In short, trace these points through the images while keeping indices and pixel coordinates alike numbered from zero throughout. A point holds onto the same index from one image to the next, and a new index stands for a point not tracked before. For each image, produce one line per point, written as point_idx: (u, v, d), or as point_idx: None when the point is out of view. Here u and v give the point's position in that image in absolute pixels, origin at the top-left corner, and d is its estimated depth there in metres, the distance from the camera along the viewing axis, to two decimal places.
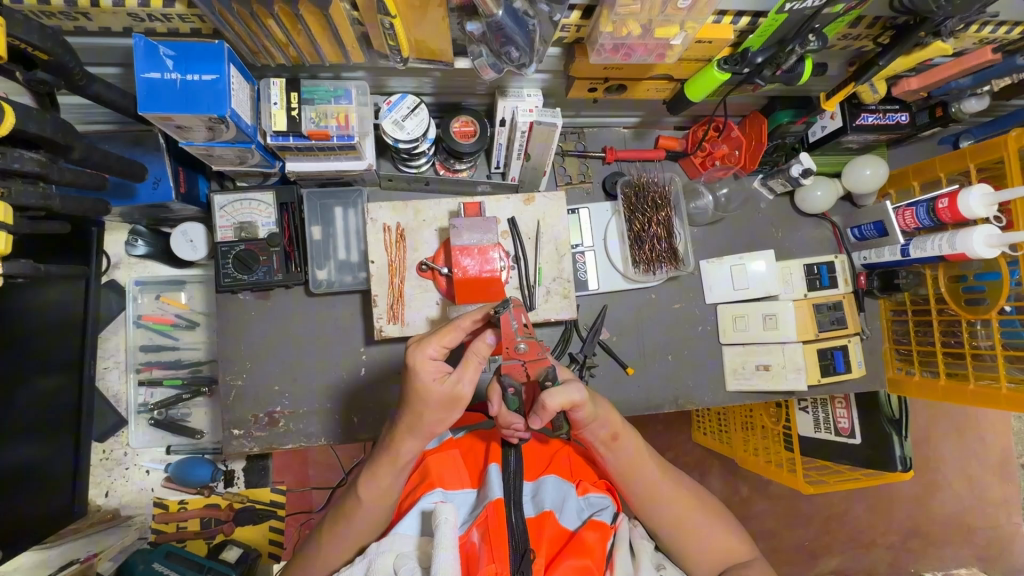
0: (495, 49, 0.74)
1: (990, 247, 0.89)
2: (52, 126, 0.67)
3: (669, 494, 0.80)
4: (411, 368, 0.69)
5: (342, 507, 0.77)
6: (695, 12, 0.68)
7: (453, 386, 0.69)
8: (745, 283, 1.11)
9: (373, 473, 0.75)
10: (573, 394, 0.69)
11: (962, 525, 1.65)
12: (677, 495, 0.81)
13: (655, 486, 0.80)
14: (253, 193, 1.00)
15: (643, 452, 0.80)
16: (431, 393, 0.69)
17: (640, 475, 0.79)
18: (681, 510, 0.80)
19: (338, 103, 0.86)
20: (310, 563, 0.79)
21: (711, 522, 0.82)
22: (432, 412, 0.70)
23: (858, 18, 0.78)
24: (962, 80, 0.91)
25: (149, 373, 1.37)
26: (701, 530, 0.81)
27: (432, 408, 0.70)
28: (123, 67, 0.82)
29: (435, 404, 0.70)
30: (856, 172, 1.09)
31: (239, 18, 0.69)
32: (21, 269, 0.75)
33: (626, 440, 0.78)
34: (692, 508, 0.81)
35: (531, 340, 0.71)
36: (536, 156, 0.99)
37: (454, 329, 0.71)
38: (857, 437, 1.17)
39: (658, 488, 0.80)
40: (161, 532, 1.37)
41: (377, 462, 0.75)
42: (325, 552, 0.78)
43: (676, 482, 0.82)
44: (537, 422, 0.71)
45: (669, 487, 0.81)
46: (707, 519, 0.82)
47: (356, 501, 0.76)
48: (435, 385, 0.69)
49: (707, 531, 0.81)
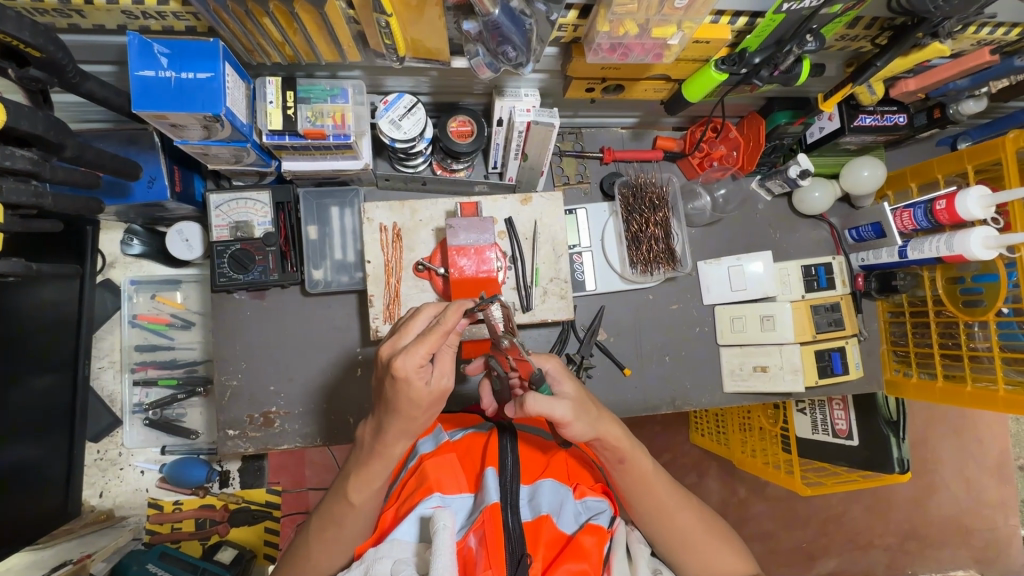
0: (492, 48, 0.74)
1: (988, 248, 0.89)
2: (44, 124, 0.66)
3: (672, 513, 0.78)
4: (398, 375, 0.64)
5: (332, 512, 0.76)
6: (691, 11, 0.68)
7: (438, 385, 0.67)
8: (743, 284, 1.11)
9: (363, 478, 0.73)
10: (557, 409, 0.68)
11: (959, 527, 1.65)
12: (680, 512, 0.79)
13: (657, 503, 0.78)
14: (249, 192, 0.99)
15: (649, 472, 0.78)
16: (421, 394, 0.66)
17: (642, 492, 0.78)
18: (682, 527, 0.79)
19: (335, 102, 0.85)
20: (302, 567, 0.78)
21: (712, 539, 0.80)
22: (421, 412, 0.68)
23: (856, 18, 0.78)
24: (961, 82, 0.90)
25: (144, 373, 1.36)
26: (701, 546, 0.79)
27: (423, 408, 0.67)
28: (117, 65, 0.82)
29: (427, 404, 0.67)
30: (854, 173, 1.09)
31: (233, 15, 0.68)
32: (13, 268, 0.74)
33: (633, 462, 0.76)
34: (693, 525, 0.79)
35: (513, 342, 0.73)
36: (534, 156, 0.98)
37: (437, 332, 0.64)
38: (855, 439, 1.16)
39: (661, 505, 0.78)
40: (155, 532, 1.36)
41: (366, 466, 0.73)
42: (316, 556, 0.77)
43: (681, 500, 0.80)
44: (512, 411, 0.74)
45: (673, 506, 0.79)
46: (708, 536, 0.80)
47: (347, 505, 0.75)
48: (425, 387, 0.66)
49: (706, 548, 0.79)
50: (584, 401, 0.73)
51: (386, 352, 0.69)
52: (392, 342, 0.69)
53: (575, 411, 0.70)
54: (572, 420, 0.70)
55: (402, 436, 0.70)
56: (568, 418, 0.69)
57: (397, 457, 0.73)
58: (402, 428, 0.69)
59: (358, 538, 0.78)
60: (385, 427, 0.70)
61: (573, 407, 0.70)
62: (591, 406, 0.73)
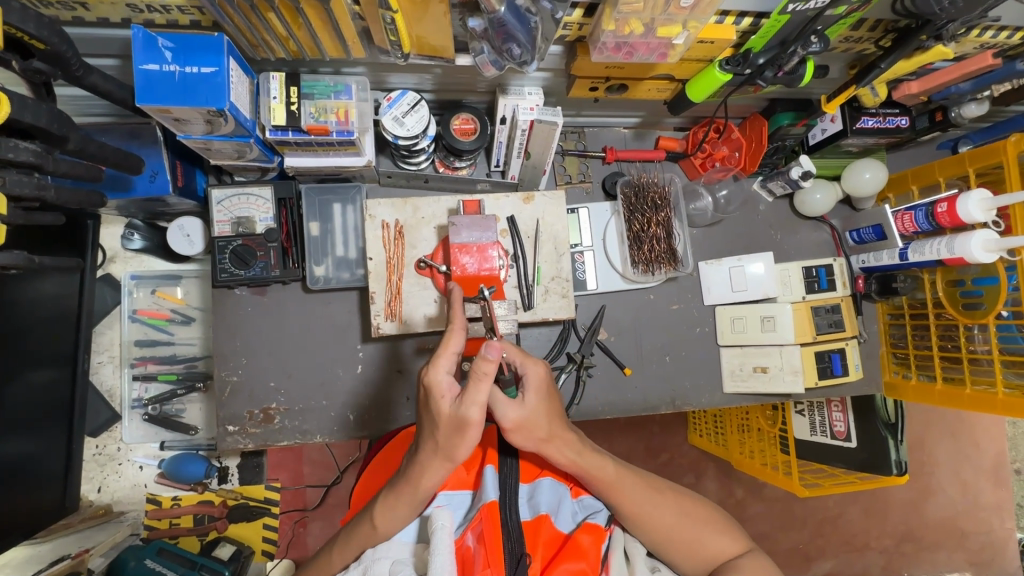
0: (497, 46, 0.74)
1: (989, 251, 0.89)
2: (48, 116, 0.66)
3: (649, 514, 0.77)
4: (430, 387, 0.69)
5: (357, 534, 0.75)
6: (697, 11, 0.68)
7: (462, 413, 0.66)
8: (744, 285, 1.11)
9: (391, 501, 0.73)
10: (507, 411, 0.72)
11: (955, 529, 1.65)
12: (657, 511, 0.77)
13: (629, 506, 0.77)
14: (252, 187, 0.99)
15: (611, 475, 0.77)
16: (446, 413, 0.67)
17: (613, 498, 0.77)
18: (665, 526, 0.77)
19: (339, 98, 0.86)
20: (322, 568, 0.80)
21: (696, 528, 0.79)
22: (444, 436, 0.68)
23: (860, 20, 0.78)
24: (963, 85, 0.91)
25: (143, 368, 1.36)
26: (685, 541, 0.78)
27: (445, 434, 0.68)
28: (121, 59, 0.82)
29: (446, 429, 0.68)
30: (856, 176, 1.09)
31: (239, 10, 0.68)
32: (14, 260, 0.74)
33: (590, 469, 0.76)
34: (675, 521, 0.78)
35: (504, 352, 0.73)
36: (536, 155, 0.99)
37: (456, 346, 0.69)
38: (853, 441, 1.17)
39: (634, 509, 0.77)
40: (153, 528, 1.35)
41: (396, 491, 0.73)
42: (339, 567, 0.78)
43: (654, 497, 0.78)
44: None
45: (647, 506, 0.78)
46: (690, 528, 0.79)
47: (370, 528, 0.74)
48: (448, 407, 0.67)
49: (691, 542, 0.78)
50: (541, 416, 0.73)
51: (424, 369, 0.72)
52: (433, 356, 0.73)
53: (518, 420, 0.72)
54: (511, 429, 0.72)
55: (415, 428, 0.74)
56: (509, 423, 0.71)
57: (425, 489, 0.72)
58: (429, 456, 0.70)
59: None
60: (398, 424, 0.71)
61: (521, 416, 0.72)
62: (541, 421, 0.73)
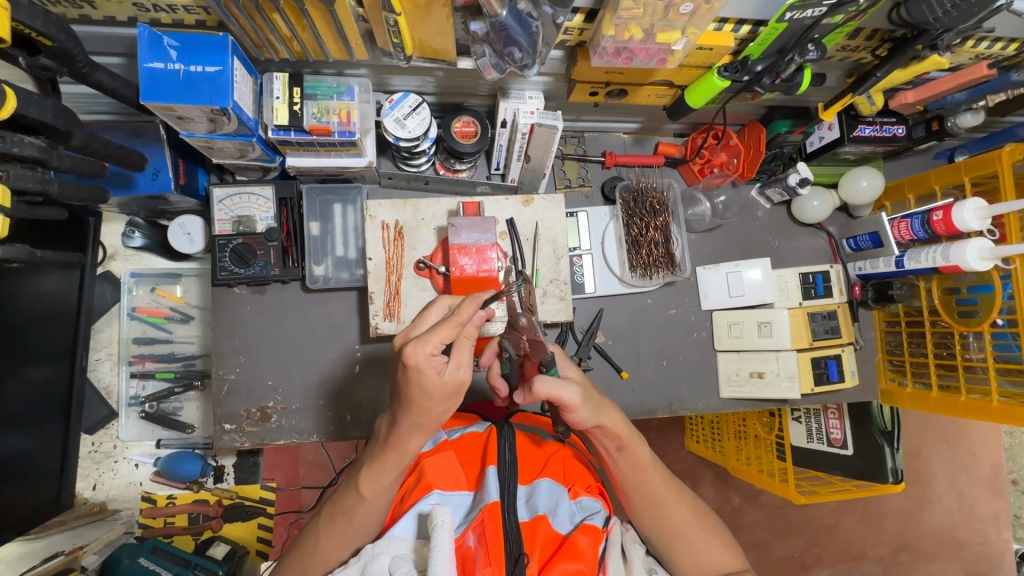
0: (499, 49, 0.76)
1: (983, 260, 0.90)
2: (53, 112, 0.66)
3: (669, 505, 0.78)
4: (410, 365, 0.65)
5: (346, 504, 0.76)
6: (695, 18, 0.69)
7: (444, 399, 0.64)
8: (741, 291, 1.11)
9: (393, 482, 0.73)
10: (563, 390, 0.68)
11: (951, 540, 1.65)
12: (679, 510, 0.79)
13: (651, 492, 0.78)
14: (253, 187, 1.00)
15: (645, 461, 0.78)
16: (434, 386, 0.66)
17: (638, 483, 0.78)
18: (680, 519, 0.79)
19: (340, 99, 0.87)
20: (311, 561, 0.77)
21: (706, 533, 0.80)
22: (438, 407, 0.68)
23: (857, 29, 0.79)
24: (958, 95, 0.93)
25: (141, 365, 1.36)
26: (692, 540, 0.79)
27: (437, 399, 0.67)
28: (126, 58, 0.83)
29: (439, 397, 0.67)
30: (853, 184, 1.10)
31: (243, 10, 0.69)
32: (16, 254, 0.74)
33: (632, 450, 0.77)
34: (691, 519, 0.79)
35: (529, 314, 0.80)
36: (536, 158, 1.00)
37: (452, 321, 0.65)
38: (848, 448, 1.18)
39: (659, 495, 0.78)
40: (148, 527, 1.35)
41: (383, 464, 0.73)
42: (325, 547, 0.76)
43: (676, 492, 0.80)
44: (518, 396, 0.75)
45: (668, 499, 0.79)
46: (701, 531, 0.80)
47: (364, 500, 0.74)
48: (438, 377, 0.66)
49: (697, 543, 0.79)
50: (590, 391, 0.75)
51: (398, 343, 0.70)
52: (406, 332, 0.71)
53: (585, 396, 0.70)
54: (581, 404, 0.70)
55: (413, 428, 0.70)
56: (579, 402, 0.70)
57: (414, 453, 0.73)
58: (420, 423, 0.69)
59: (371, 529, 0.78)
60: (401, 420, 0.70)
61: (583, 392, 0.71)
62: (594, 393, 0.75)
